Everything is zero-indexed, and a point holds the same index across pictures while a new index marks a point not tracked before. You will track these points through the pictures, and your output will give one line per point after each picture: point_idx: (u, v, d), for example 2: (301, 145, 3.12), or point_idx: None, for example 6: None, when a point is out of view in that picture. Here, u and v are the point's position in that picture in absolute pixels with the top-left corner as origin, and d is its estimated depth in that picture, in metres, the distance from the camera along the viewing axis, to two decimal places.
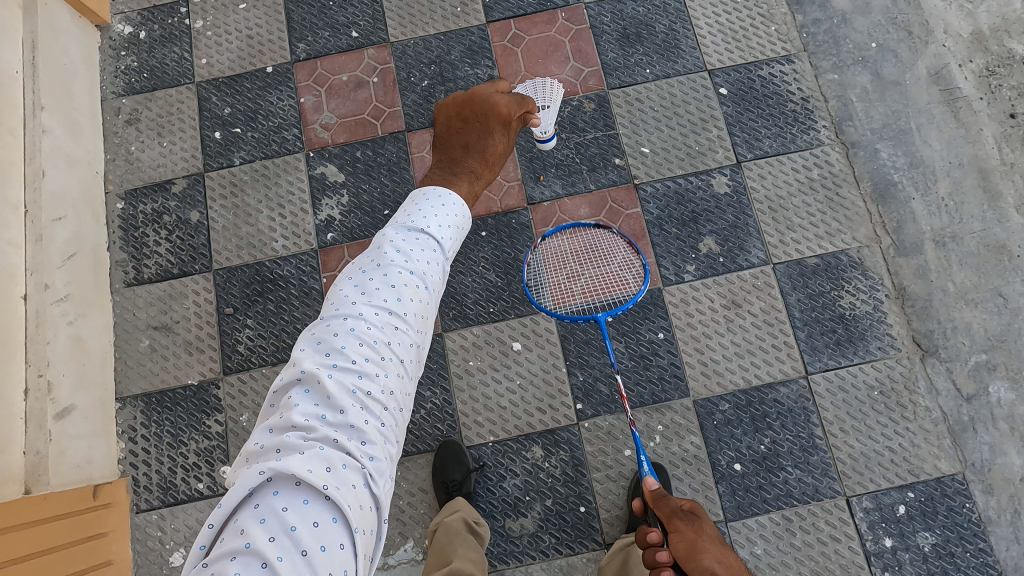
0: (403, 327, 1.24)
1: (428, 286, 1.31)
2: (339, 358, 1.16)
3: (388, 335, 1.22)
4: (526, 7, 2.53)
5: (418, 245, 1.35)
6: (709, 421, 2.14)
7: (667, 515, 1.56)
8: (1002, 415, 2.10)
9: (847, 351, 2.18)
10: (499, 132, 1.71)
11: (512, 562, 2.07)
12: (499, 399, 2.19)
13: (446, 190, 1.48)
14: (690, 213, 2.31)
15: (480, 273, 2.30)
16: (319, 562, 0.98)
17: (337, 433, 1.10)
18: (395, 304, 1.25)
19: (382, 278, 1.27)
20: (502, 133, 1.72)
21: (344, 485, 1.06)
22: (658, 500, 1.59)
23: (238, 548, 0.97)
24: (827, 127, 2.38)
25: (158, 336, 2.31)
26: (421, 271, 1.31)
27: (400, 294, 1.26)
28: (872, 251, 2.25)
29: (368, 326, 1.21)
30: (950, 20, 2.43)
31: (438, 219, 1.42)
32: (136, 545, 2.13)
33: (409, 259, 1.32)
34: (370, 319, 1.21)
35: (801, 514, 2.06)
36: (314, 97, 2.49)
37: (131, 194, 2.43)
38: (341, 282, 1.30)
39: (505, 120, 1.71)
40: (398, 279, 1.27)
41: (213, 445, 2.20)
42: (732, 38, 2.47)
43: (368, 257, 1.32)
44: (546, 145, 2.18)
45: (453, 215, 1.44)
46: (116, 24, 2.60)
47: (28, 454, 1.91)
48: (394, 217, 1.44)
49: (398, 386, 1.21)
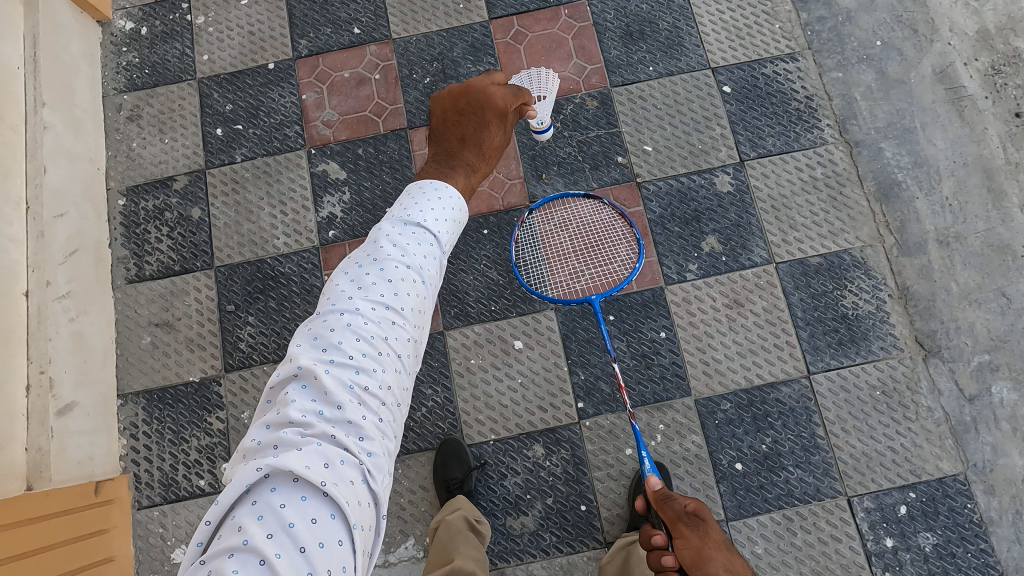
0: (400, 322, 1.24)
1: (425, 280, 1.31)
2: (337, 354, 1.16)
3: (386, 330, 1.21)
4: (528, 4, 2.52)
5: (414, 240, 1.34)
6: (710, 421, 2.14)
7: (672, 518, 1.61)
8: (1004, 416, 2.09)
9: (849, 351, 2.17)
10: (496, 125, 1.71)
11: (512, 560, 2.07)
12: (500, 397, 2.19)
13: (443, 184, 1.48)
14: (692, 212, 2.31)
15: (481, 271, 2.29)
16: (318, 558, 0.98)
17: (334, 429, 1.10)
18: (392, 299, 1.24)
19: (379, 272, 1.27)
20: (499, 126, 1.72)
21: (343, 481, 1.06)
22: (662, 502, 1.63)
23: (236, 545, 0.96)
24: (831, 126, 2.37)
25: (159, 333, 2.31)
26: (418, 266, 1.31)
27: (397, 289, 1.26)
28: (875, 251, 2.25)
29: (365, 321, 1.20)
30: (955, 18, 2.42)
31: (436, 213, 1.42)
32: (137, 542, 2.14)
33: (406, 253, 1.31)
34: (367, 314, 1.21)
35: (802, 514, 2.06)
36: (315, 94, 2.49)
37: (132, 191, 2.43)
38: (337, 277, 1.30)
39: (502, 112, 1.71)
40: (395, 273, 1.27)
41: (215, 442, 2.21)
42: (736, 36, 2.45)
43: (365, 252, 1.32)
44: (543, 136, 2.21)
45: (449, 210, 1.43)
46: (118, 20, 2.60)
47: (30, 450, 1.91)
48: (391, 211, 1.44)
49: (395, 381, 1.21)
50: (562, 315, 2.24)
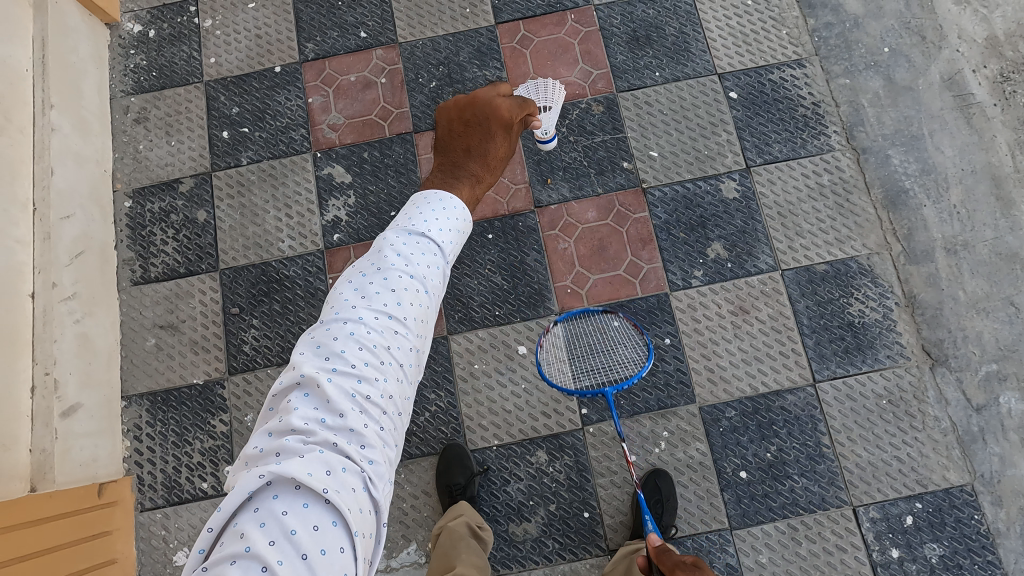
0: (403, 331, 1.24)
1: (428, 289, 1.31)
2: (339, 362, 1.16)
3: (388, 339, 1.21)
4: (535, 9, 2.52)
5: (418, 249, 1.34)
6: (715, 428, 2.13)
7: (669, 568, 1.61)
8: (1012, 426, 2.07)
9: (855, 359, 2.16)
10: (500, 136, 1.70)
11: (515, 566, 2.06)
12: (504, 403, 2.18)
13: (447, 193, 1.48)
14: (698, 217, 2.30)
15: (485, 276, 2.29)
16: (319, 566, 0.98)
17: (337, 437, 1.09)
18: (394, 308, 1.24)
19: (383, 282, 1.26)
20: (504, 137, 1.70)
21: (344, 488, 1.05)
22: (661, 556, 1.67)
23: (237, 552, 0.96)
24: (838, 132, 2.35)
25: (164, 335, 2.31)
26: (421, 275, 1.31)
27: (400, 298, 1.26)
28: (882, 259, 2.23)
29: (369, 330, 1.20)
30: (964, 25, 2.40)
31: (439, 224, 1.41)
32: (140, 544, 2.14)
33: (409, 262, 1.31)
34: (370, 323, 1.21)
35: (807, 523, 2.05)
36: (322, 98, 2.49)
37: (139, 193, 2.44)
38: (340, 286, 1.29)
39: (507, 123, 1.70)
40: (398, 283, 1.27)
41: (218, 445, 2.21)
42: (743, 42, 2.45)
43: (368, 261, 1.32)
44: (547, 145, 2.24)
45: (453, 219, 1.43)
46: (126, 23, 2.61)
47: (34, 452, 1.92)
48: (395, 220, 1.43)
49: (397, 390, 1.20)
50: None
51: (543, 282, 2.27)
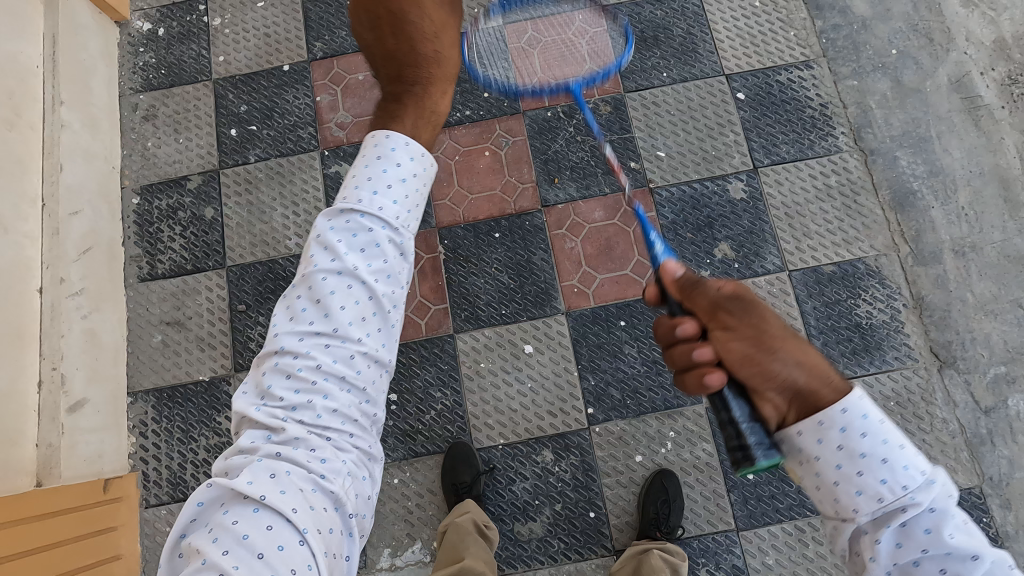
0: (339, 329, 1.14)
1: (369, 271, 1.18)
2: (275, 377, 1.14)
3: (324, 343, 1.14)
4: (543, 9, 2.52)
5: (353, 230, 1.19)
6: (722, 429, 2.12)
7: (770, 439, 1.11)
8: (1021, 429, 2.06)
9: (863, 360, 2.15)
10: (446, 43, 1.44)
11: (520, 566, 2.05)
12: (510, 402, 2.18)
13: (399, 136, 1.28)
14: (705, 218, 2.30)
15: (492, 275, 2.29)
16: (274, 565, 0.98)
17: (281, 446, 1.09)
18: (328, 309, 1.14)
19: (315, 280, 1.16)
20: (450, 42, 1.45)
21: (289, 490, 1.04)
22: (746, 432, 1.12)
23: (194, 566, 0.99)
24: (845, 134, 2.35)
25: (171, 331, 2.31)
26: (361, 260, 1.18)
27: (333, 296, 1.15)
28: (890, 260, 2.23)
29: (300, 340, 1.14)
30: (972, 27, 2.41)
31: (408, 176, 1.26)
32: (145, 540, 2.14)
33: (345, 249, 1.18)
34: (303, 332, 1.14)
35: (814, 525, 2.04)
36: (330, 96, 2.50)
37: (147, 190, 2.45)
38: (310, 248, 1.20)
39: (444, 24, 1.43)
40: (331, 279, 1.16)
41: (224, 442, 2.21)
42: (751, 43, 2.45)
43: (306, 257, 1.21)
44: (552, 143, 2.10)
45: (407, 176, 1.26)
46: (135, 21, 2.62)
47: (40, 447, 1.92)
48: (354, 167, 1.27)
49: (344, 388, 1.14)
50: (573, 319, 2.24)
51: (550, 281, 2.27)
